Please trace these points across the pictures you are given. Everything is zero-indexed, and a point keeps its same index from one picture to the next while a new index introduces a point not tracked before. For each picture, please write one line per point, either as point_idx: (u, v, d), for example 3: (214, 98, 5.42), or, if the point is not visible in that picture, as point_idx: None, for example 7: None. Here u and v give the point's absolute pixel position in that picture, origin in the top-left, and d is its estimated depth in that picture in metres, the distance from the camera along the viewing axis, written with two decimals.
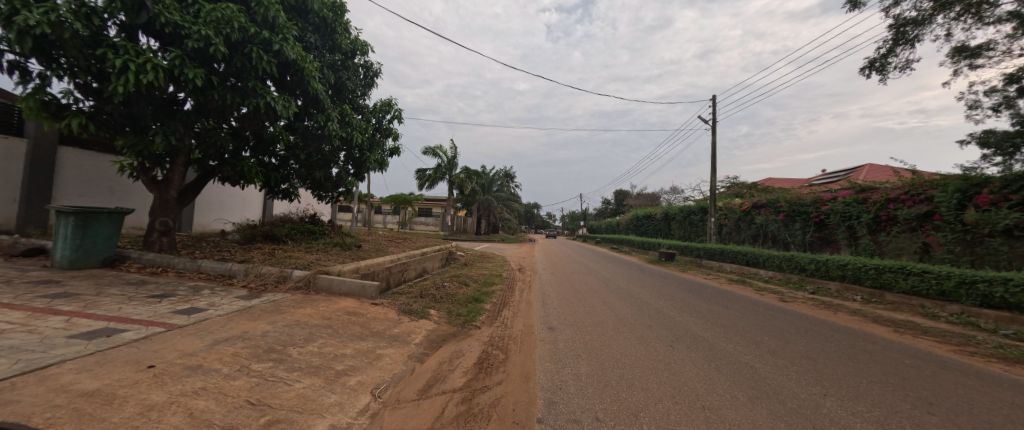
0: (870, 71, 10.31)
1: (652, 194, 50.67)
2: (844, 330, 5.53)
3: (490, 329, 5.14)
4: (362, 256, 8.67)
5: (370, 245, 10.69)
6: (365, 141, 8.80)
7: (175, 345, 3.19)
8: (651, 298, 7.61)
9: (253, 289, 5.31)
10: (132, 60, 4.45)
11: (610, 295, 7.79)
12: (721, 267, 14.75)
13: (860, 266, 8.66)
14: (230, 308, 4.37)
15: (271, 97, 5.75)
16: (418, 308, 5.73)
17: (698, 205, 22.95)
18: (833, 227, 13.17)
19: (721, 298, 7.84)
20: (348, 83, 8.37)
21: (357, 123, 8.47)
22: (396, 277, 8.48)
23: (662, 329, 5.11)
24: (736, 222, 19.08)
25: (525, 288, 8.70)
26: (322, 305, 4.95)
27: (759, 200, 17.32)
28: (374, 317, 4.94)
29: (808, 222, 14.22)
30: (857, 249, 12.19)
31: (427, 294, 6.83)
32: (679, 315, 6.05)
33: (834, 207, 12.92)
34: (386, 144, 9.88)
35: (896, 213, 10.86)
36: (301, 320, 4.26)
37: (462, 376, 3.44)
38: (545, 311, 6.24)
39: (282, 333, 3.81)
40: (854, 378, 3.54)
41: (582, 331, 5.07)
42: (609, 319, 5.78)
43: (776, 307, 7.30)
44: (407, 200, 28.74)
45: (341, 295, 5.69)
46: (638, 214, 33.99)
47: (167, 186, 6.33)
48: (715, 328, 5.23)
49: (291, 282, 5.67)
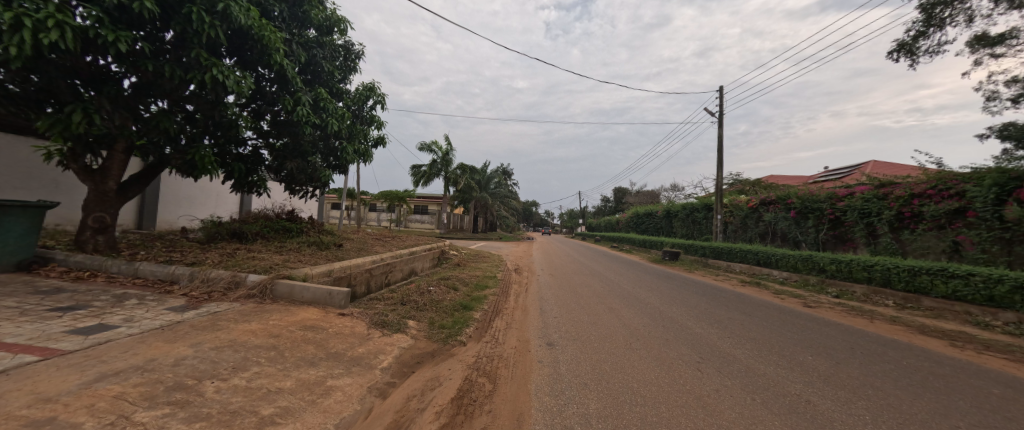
0: (896, 55, 9.50)
1: (651, 191, 49.99)
2: (893, 343, 4.69)
3: (476, 345, 4.29)
4: (341, 256, 7.80)
5: (353, 244, 9.79)
6: (343, 128, 7.95)
7: (36, 385, 2.32)
8: (662, 304, 6.79)
9: (195, 297, 4.46)
10: (28, 15, 3.58)
11: (615, 301, 6.99)
12: (729, 267, 13.94)
13: (890, 267, 7.85)
14: (151, 324, 3.51)
15: (220, 70, 4.86)
16: (394, 319, 4.88)
17: (702, 202, 22.16)
18: (850, 225, 12.35)
19: (739, 304, 7.02)
20: (322, 63, 7.56)
21: (333, 109, 7.63)
22: (377, 280, 7.61)
23: (682, 345, 4.29)
24: (743, 219, 18.30)
25: (521, 292, 7.87)
26: (273, 318, 4.09)
27: (768, 196, 16.51)
28: (336, 332, 4.06)
29: (822, 219, 13.41)
30: (877, 249, 11.39)
31: (409, 300, 5.99)
32: (699, 326, 5.21)
33: (850, 203, 12.12)
34: (368, 133, 9.02)
35: (921, 210, 10.07)
36: (238, 339, 3.39)
37: (433, 421, 2.58)
38: (543, 322, 5.41)
39: (203, 361, 2.93)
40: (946, 420, 2.70)
41: (588, 348, 4.23)
42: (618, 331, 4.95)
43: (802, 314, 6.50)
44: (400, 197, 27.80)
45: (304, 304, 4.84)
46: (639, 212, 33.18)
47: (104, 176, 5.45)
48: (745, 343, 4.40)
49: (244, 289, 4.81)
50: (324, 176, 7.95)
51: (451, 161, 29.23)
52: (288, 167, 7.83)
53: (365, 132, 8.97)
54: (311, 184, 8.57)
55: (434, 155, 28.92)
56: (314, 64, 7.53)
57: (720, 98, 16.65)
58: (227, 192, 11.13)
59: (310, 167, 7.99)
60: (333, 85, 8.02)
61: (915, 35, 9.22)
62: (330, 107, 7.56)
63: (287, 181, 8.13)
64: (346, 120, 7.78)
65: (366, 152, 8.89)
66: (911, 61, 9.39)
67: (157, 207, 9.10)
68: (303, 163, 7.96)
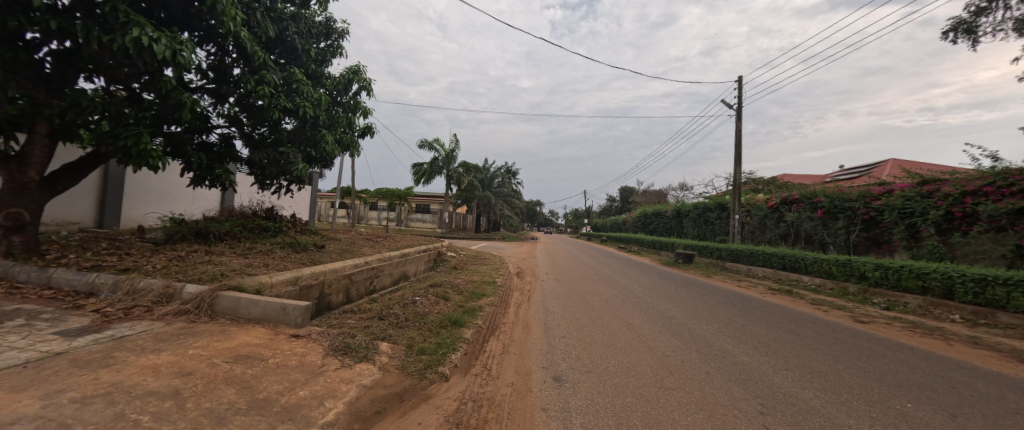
0: (953, 34, 8.36)
1: (658, 191, 48.82)
2: (999, 379, 3.63)
3: (462, 381, 3.32)
4: (318, 259, 6.85)
5: (337, 246, 8.85)
6: (322, 115, 7.07)
7: None
8: (688, 318, 5.78)
9: (109, 314, 3.53)
10: None
11: (632, 314, 5.99)
12: (751, 272, 12.84)
13: (952, 276, 6.76)
14: (15, 359, 2.57)
15: (149, 31, 3.99)
16: (362, 341, 3.91)
17: (716, 202, 21.01)
18: (888, 226, 11.18)
19: (777, 317, 6.02)
20: (294, 38, 6.71)
21: (309, 92, 6.75)
22: (356, 287, 6.66)
23: (730, 383, 3.30)
24: (761, 220, 17.13)
25: (522, 302, 6.88)
26: (197, 347, 3.13)
27: (790, 195, 15.35)
28: (277, 365, 3.08)
29: (854, 219, 12.24)
30: (920, 252, 10.25)
31: (389, 314, 5.02)
32: (740, 350, 4.21)
33: (888, 201, 10.98)
34: (353, 122, 8.10)
35: (976, 209, 8.95)
36: (123, 384, 2.43)
37: None
38: (548, 343, 4.42)
39: (43, 427, 1.95)
40: None
41: (608, 384, 3.24)
42: (642, 356, 3.96)
43: (855, 331, 5.47)
44: (400, 196, 26.92)
45: (250, 322, 3.89)
46: (647, 212, 32.05)
47: (22, 164, 4.58)
48: (812, 381, 3.38)
49: (178, 303, 3.87)
50: (297, 171, 6.83)
51: (454, 158, 28.31)
52: (255, 158, 6.92)
53: (351, 121, 8.07)
54: (287, 178, 7.68)
55: (435, 153, 28.04)
56: (285, 40, 6.72)
57: (738, 90, 15.49)
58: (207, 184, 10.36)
59: (283, 159, 7.05)
60: (310, 66, 7.16)
61: (975, 12, 8.07)
62: (305, 90, 6.70)
63: (255, 177, 7.20)
64: (324, 106, 6.91)
65: (350, 143, 7.96)
66: (969, 40, 8.25)
67: (120, 203, 8.22)
68: (274, 154, 7.07)
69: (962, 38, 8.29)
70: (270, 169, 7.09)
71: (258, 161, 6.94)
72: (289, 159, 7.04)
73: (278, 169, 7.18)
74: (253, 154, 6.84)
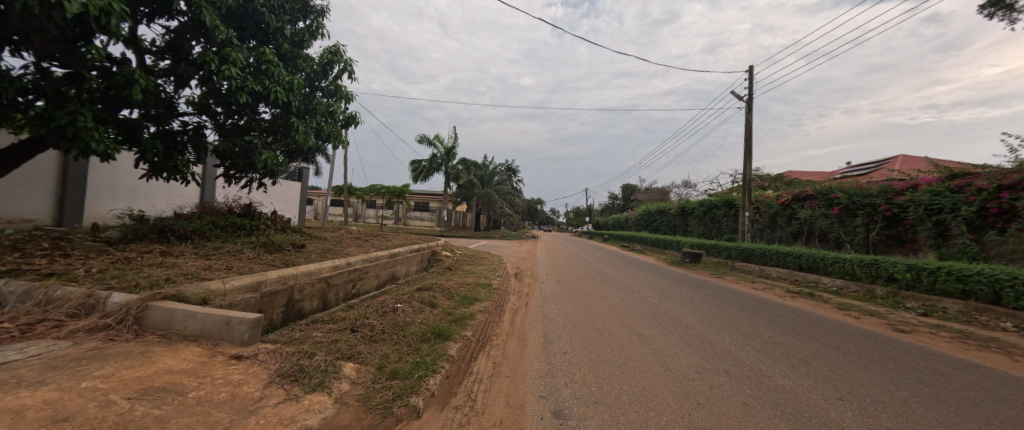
0: (991, 12, 7.60)
1: (661, 188, 48.08)
2: None
3: (437, 416, 2.65)
4: (293, 260, 6.17)
5: (320, 245, 8.17)
6: (296, 101, 6.42)
7: None
8: (706, 327, 5.08)
9: (6, 331, 2.86)
10: None
11: (642, 322, 5.29)
12: (763, 272, 12.10)
13: (1000, 279, 6.04)
14: None
15: None
16: (321, 362, 3.23)
17: (723, 199, 20.27)
18: (912, 224, 10.47)
19: (804, 326, 5.34)
20: (263, 15, 6.07)
21: (282, 74, 6.10)
22: (333, 292, 6.00)
23: (777, 420, 2.60)
24: (772, 217, 16.39)
25: (519, 308, 6.19)
26: (97, 376, 2.45)
27: (803, 191, 14.61)
28: (197, 401, 2.39)
29: (875, 216, 11.51)
30: (948, 252, 9.55)
31: (363, 326, 4.33)
32: (776, 371, 3.53)
33: (913, 197, 10.25)
34: (335, 109, 7.44)
35: (1014, 205, 8.20)
36: None
37: None
38: (547, 362, 3.73)
39: None
40: None
41: (622, 422, 2.55)
42: (661, 380, 3.26)
43: (899, 342, 4.77)
44: (398, 193, 26.25)
45: (186, 339, 3.21)
46: (650, 210, 31.31)
47: None
48: (878, 417, 2.68)
49: (99, 316, 3.20)
50: (265, 162, 6.14)
51: (453, 155, 27.63)
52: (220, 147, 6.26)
53: (331, 109, 7.42)
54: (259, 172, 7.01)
55: (433, 149, 27.38)
56: (253, 17, 6.07)
57: (749, 80, 14.73)
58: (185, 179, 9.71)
59: (250, 148, 6.38)
60: (284, 47, 6.55)
61: None
62: (276, 72, 6.07)
63: (221, 169, 6.53)
64: (298, 90, 6.26)
65: (331, 132, 7.29)
66: (1006, 17, 7.52)
67: (85, 198, 7.59)
68: (240, 142, 6.40)
69: (999, 15, 7.57)
70: (238, 160, 6.44)
71: (223, 151, 6.28)
72: (257, 149, 6.38)
73: (246, 161, 6.51)
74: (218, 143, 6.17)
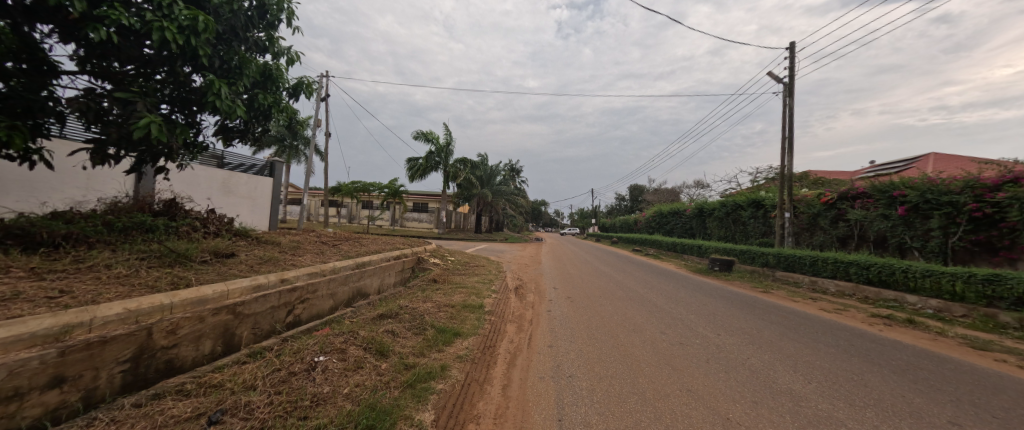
0: None
1: (671, 189, 46.17)
2: None
3: None
4: (191, 278, 4.26)
5: (260, 253, 6.26)
6: (206, 50, 4.47)
7: None
8: (818, 394, 3.12)
9: None
10: None
11: (712, 381, 3.34)
12: (816, 285, 10.04)
13: None
14: None
15: None
16: None
17: (748, 199, 18.20)
18: (1014, 227, 8.40)
19: (975, 390, 3.33)
20: None
21: (179, 8, 4.14)
22: (246, 326, 4.07)
23: None
24: (812, 219, 14.30)
25: (518, 349, 4.22)
26: None
27: (853, 188, 12.54)
28: None
29: (957, 217, 9.44)
30: None
31: (234, 410, 2.40)
32: None
33: (1016, 194, 8.16)
34: (274, 73, 5.50)
35: None
36: None
37: None
38: None
39: None
40: None
41: None
42: None
43: None
44: (392, 193, 24.46)
45: None
46: (661, 211, 29.37)
47: None
48: None
49: None
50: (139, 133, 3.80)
51: (451, 152, 25.84)
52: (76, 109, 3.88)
53: (269, 72, 5.48)
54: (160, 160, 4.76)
55: (429, 146, 25.56)
56: None
57: (790, 59, 12.65)
58: (56, 163, 6.98)
59: (125, 113, 3.98)
60: None
61: None
62: (166, 4, 4.10)
63: (91, 155, 4.08)
64: (206, 33, 4.30)
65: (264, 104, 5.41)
66: None
67: None
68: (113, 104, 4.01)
69: None
70: (112, 131, 4.02)
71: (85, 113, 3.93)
72: (136, 111, 3.99)
73: (125, 130, 4.10)
74: (74, 102, 3.88)
